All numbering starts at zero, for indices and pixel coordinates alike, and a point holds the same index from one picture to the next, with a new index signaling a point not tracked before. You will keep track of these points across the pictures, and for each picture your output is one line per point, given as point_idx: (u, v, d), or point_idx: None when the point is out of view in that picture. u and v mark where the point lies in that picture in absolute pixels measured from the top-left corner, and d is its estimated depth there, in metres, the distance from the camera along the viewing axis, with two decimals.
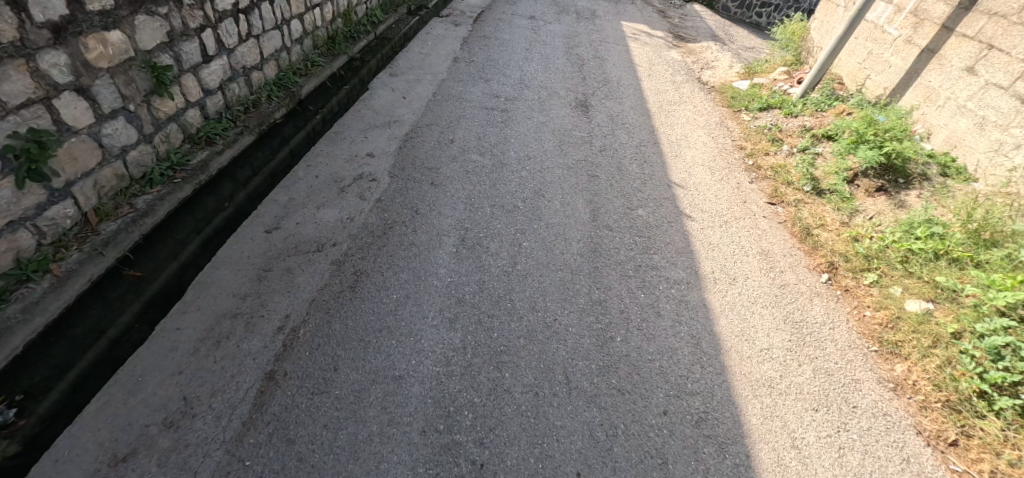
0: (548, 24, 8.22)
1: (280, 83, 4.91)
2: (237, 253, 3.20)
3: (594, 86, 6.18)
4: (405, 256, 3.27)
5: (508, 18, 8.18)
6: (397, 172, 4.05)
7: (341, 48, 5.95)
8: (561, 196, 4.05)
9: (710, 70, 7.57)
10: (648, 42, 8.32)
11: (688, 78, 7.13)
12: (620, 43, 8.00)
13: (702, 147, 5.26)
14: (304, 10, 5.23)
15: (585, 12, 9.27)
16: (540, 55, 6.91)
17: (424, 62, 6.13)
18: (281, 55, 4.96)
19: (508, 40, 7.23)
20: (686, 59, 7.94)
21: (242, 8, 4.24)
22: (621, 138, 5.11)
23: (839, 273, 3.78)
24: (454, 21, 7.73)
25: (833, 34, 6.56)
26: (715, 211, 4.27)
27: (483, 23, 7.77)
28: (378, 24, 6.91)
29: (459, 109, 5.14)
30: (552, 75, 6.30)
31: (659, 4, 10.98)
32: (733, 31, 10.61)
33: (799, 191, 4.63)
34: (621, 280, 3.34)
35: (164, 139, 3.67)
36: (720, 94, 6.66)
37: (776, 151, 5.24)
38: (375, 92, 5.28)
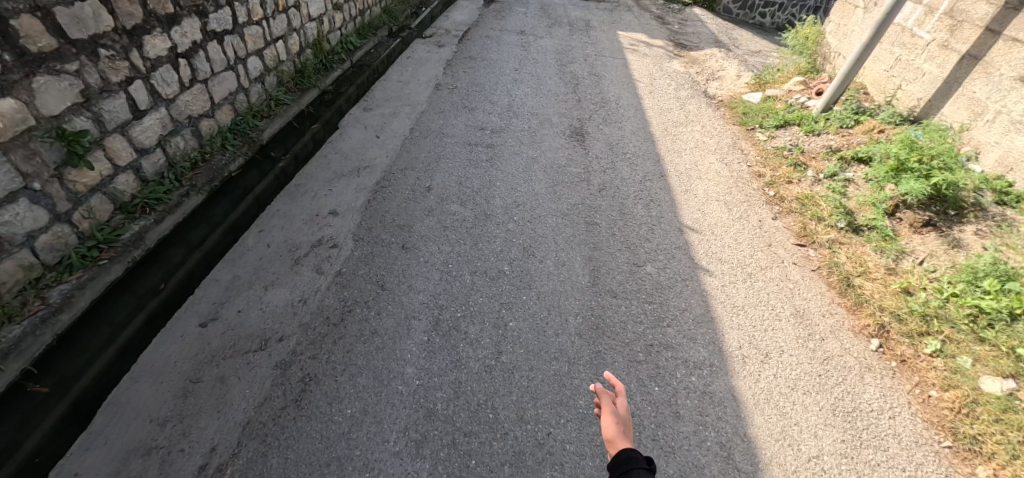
0: (539, 40, 7.66)
1: (236, 130, 4.39)
2: (163, 358, 2.64)
3: (591, 108, 5.58)
4: (365, 351, 2.70)
5: (496, 36, 7.63)
6: (363, 234, 3.48)
7: (310, 82, 5.42)
8: (555, 253, 3.45)
9: (718, 83, 6.94)
10: (648, 53, 7.73)
11: (694, 92, 6.52)
12: (618, 56, 7.40)
13: (715, 176, 4.65)
14: (263, 45, 4.71)
15: (579, 23, 8.70)
16: (530, 75, 6.33)
17: (402, 92, 5.57)
18: (236, 97, 4.43)
19: (495, 61, 6.67)
20: (690, 70, 7.32)
21: (182, 51, 3.72)
22: (622, 171, 4.51)
23: (892, 338, 3.17)
24: (437, 42, 7.19)
25: (854, 38, 5.93)
26: (737, 260, 3.66)
27: (469, 43, 7.22)
28: (353, 51, 6.38)
29: (438, 147, 4.57)
30: (544, 98, 5.72)
31: (658, 10, 10.40)
32: (738, 35, 9.99)
33: (832, 228, 4.00)
34: (629, 369, 2.75)
35: (87, 214, 3.14)
36: (730, 110, 6.05)
37: (800, 178, 4.61)
38: (344, 132, 4.73)
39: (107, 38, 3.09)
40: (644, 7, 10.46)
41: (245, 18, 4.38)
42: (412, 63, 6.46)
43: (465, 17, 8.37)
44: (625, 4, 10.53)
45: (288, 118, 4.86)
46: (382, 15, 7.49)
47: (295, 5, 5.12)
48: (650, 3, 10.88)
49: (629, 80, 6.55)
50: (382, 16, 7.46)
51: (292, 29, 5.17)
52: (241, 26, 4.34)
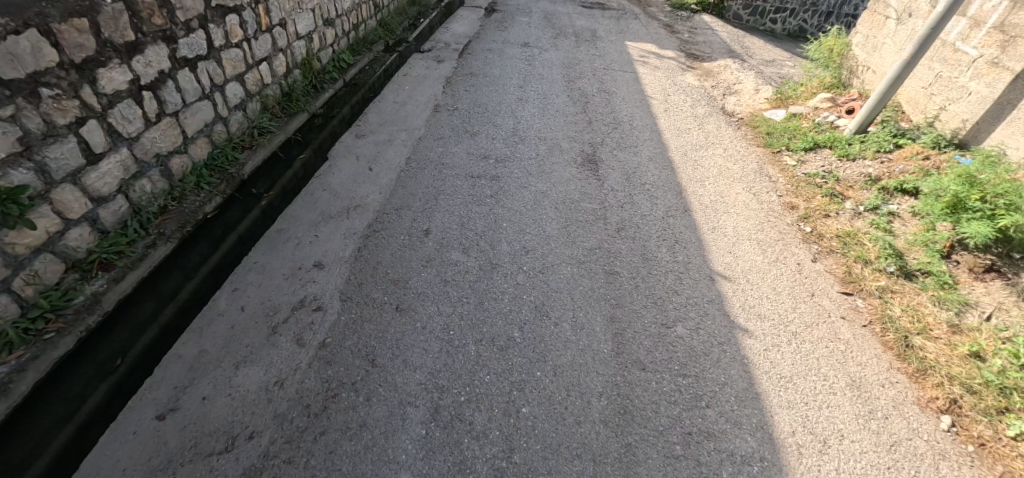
0: (544, 53, 7.23)
1: (214, 165, 3.96)
2: (108, 465, 2.21)
3: (602, 131, 5.14)
4: (351, 451, 2.27)
5: (498, 49, 7.20)
6: (351, 293, 3.06)
7: (299, 106, 5.00)
8: (572, 313, 3.01)
9: (736, 98, 6.50)
10: (659, 66, 7.29)
11: (711, 110, 6.08)
12: (628, 70, 6.96)
13: (744, 209, 4.21)
14: (244, 69, 4.27)
15: (585, 34, 8.26)
16: (536, 93, 5.89)
17: (398, 115, 5.13)
18: (213, 128, 4.00)
19: (498, 77, 6.23)
20: (705, 85, 6.88)
21: (146, 83, 3.29)
22: (641, 205, 4.07)
23: (966, 414, 2.73)
24: (436, 57, 6.76)
25: (886, 52, 5.47)
26: (779, 316, 3.21)
27: (470, 58, 6.79)
28: (346, 69, 5.96)
29: (437, 181, 4.13)
30: (551, 120, 5.28)
31: (666, 18, 9.97)
32: (751, 43, 9.55)
33: (881, 272, 3.55)
34: (666, 469, 2.32)
35: (30, 279, 2.71)
36: (752, 129, 5.60)
37: (838, 211, 4.17)
38: (334, 164, 4.30)
39: (51, 75, 2.67)
40: (651, 15, 10.03)
41: (222, 41, 3.94)
42: (409, 81, 6.02)
43: (465, 29, 7.95)
44: (631, 12, 10.10)
45: (273, 148, 4.44)
46: (377, 29, 7.07)
47: (280, 23, 4.70)
48: (658, 11, 10.45)
49: (642, 97, 6.11)
50: (377, 30, 7.03)
51: (278, 49, 4.75)
52: (218, 50, 3.91)
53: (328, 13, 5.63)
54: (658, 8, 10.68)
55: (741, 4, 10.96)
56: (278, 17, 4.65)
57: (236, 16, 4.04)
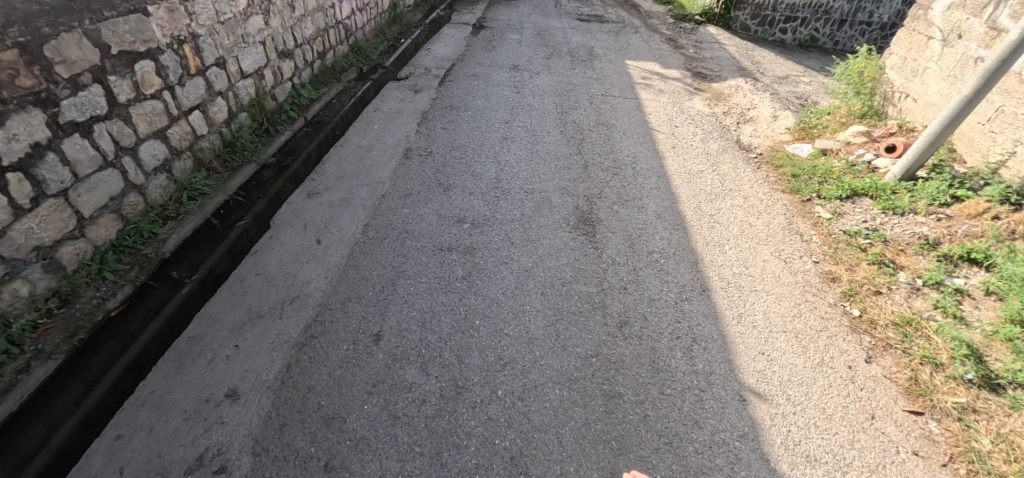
0: (535, 78, 6.49)
1: (124, 246, 3.25)
2: None
3: (600, 178, 4.39)
4: None
5: (484, 74, 6.47)
6: (269, 443, 2.34)
7: (244, 158, 4.28)
8: (559, 468, 2.27)
9: (752, 128, 5.73)
10: (663, 89, 6.53)
11: (726, 143, 5.31)
12: (629, 96, 6.20)
13: (774, 283, 3.45)
14: (166, 123, 3.55)
15: (581, 53, 7.53)
16: (525, 130, 5.14)
17: (359, 165, 4.39)
18: (123, 201, 3.29)
19: (481, 110, 5.48)
20: (716, 112, 6.11)
21: (12, 162, 2.58)
22: (649, 283, 3.30)
23: None
24: (413, 86, 6.02)
25: (931, 78, 4.70)
26: (833, 455, 2.46)
27: (451, 86, 6.06)
28: (308, 106, 5.23)
29: (398, 256, 3.38)
30: (541, 165, 4.53)
31: (669, 31, 9.24)
32: (761, 58, 8.80)
33: (958, 380, 2.79)
34: None
35: None
36: (775, 169, 4.84)
37: (891, 285, 3.42)
38: (276, 236, 3.57)
39: None
40: (652, 29, 9.30)
41: (131, 94, 3.22)
42: (379, 116, 5.28)
43: (449, 51, 7.22)
44: (631, 25, 9.39)
45: (206, 215, 3.73)
46: (348, 55, 6.34)
47: (217, 63, 3.98)
48: (659, 23, 9.73)
49: (645, 129, 5.35)
50: (348, 56, 6.31)
51: (215, 93, 4.02)
52: (125, 106, 3.19)
53: (283, 43, 4.90)
54: (659, 20, 9.97)
55: (749, 14, 10.17)
56: (213, 56, 3.93)
57: (150, 63, 3.33)
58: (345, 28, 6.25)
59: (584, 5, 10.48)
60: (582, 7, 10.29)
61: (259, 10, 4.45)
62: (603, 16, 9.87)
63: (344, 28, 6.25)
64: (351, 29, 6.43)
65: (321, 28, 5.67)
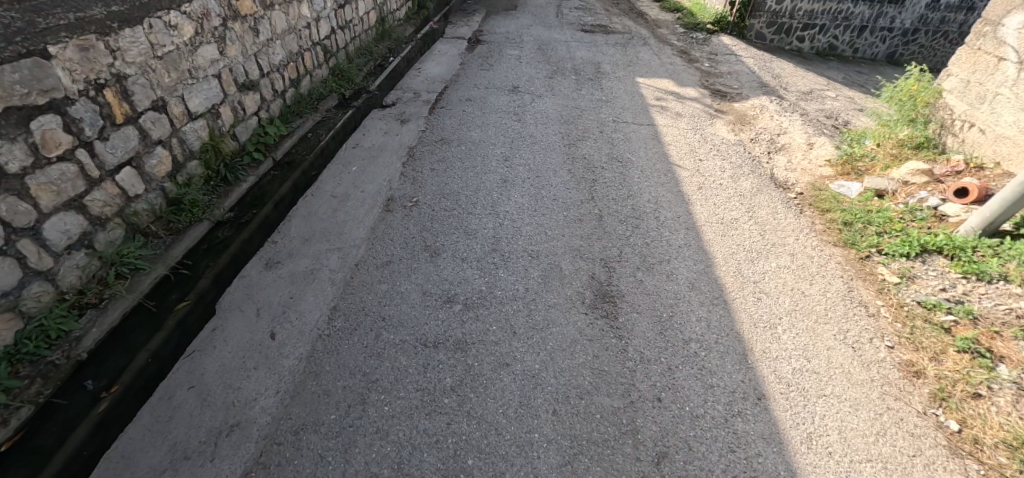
0: (538, 101, 5.78)
1: (23, 354, 2.53)
2: None
3: (618, 233, 3.68)
4: None
5: (480, 99, 5.76)
6: None
7: (193, 218, 3.59)
8: None
9: (787, 159, 5.02)
10: (681, 112, 5.83)
11: (762, 181, 4.59)
12: (644, 122, 5.49)
13: (845, 382, 2.75)
14: (83, 188, 2.87)
15: (587, 70, 6.84)
16: (528, 168, 4.42)
17: (330, 221, 3.67)
18: (22, 293, 2.61)
19: (477, 144, 4.76)
20: (744, 139, 5.39)
21: None
22: (688, 390, 2.60)
23: None
24: (399, 114, 5.31)
25: (1005, 107, 3.99)
26: None
27: (443, 114, 5.35)
28: (276, 145, 4.54)
29: (372, 357, 2.68)
30: (547, 215, 3.80)
31: (680, 42, 8.54)
32: (781, 71, 8.10)
33: None
34: None
35: None
36: (821, 214, 4.14)
37: (992, 384, 2.71)
38: (221, 328, 2.87)
39: None
40: (662, 40, 8.62)
41: (27, 160, 2.54)
42: (358, 154, 4.56)
43: (441, 70, 6.53)
44: (639, 36, 8.70)
45: (138, 298, 3.02)
46: (328, 79, 5.65)
47: (154, 107, 3.29)
48: (668, 33, 9.04)
49: (666, 164, 4.64)
50: (326, 81, 5.61)
51: (153, 143, 3.33)
52: (18, 175, 2.50)
53: (245, 74, 4.21)
54: (669, 30, 9.29)
55: (765, 22, 9.40)
56: (147, 99, 3.24)
57: (55, 117, 2.64)
58: (323, 49, 5.55)
59: (587, 14, 9.81)
60: (585, 17, 9.62)
61: (212, 38, 3.77)
62: (608, 26, 9.20)
63: (323, 49, 5.55)
64: (330, 49, 5.73)
65: (293, 52, 4.97)
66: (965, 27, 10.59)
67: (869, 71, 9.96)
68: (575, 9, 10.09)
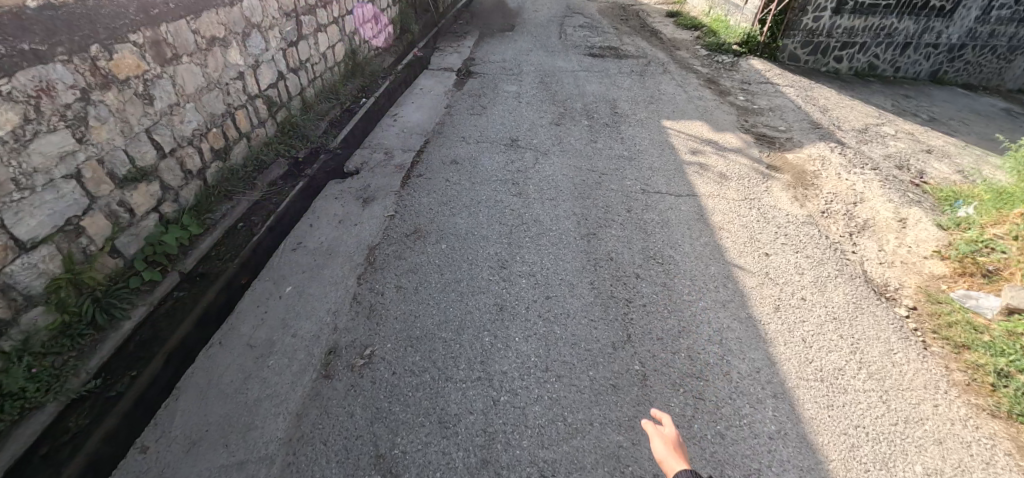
0: (543, 161, 4.52)
1: None
2: None
3: (672, 412, 2.43)
4: None
5: (469, 158, 4.50)
6: None
7: (26, 405, 2.35)
8: None
9: (880, 248, 3.74)
10: (725, 171, 4.58)
11: (857, 289, 3.32)
12: (682, 190, 4.21)
13: None
14: None
15: (600, 111, 5.61)
16: (534, 280, 3.13)
17: (235, 402, 2.42)
18: None
19: (465, 236, 3.49)
20: (813, 213, 4.10)
21: None
22: None
23: None
24: (362, 188, 4.06)
25: None
26: None
27: (419, 186, 4.08)
28: (184, 252, 3.32)
29: None
30: (563, 380, 2.53)
31: (705, 68, 7.32)
32: (826, 102, 6.87)
33: None
34: None
35: None
36: (956, 354, 2.90)
37: None
38: None
39: None
40: (683, 65, 7.39)
41: None
42: (297, 260, 3.32)
43: (421, 117, 5.29)
44: (656, 61, 7.48)
45: None
46: (272, 140, 4.41)
47: None
48: (689, 56, 7.82)
49: (723, 264, 3.37)
50: (270, 143, 4.38)
51: None
52: None
53: (130, 161, 2.99)
54: (689, 51, 8.05)
55: (799, 42, 7.94)
56: None
57: None
58: (265, 102, 4.31)
59: (594, 34, 8.60)
60: (592, 38, 8.39)
61: (60, 121, 2.54)
62: (619, 49, 7.97)
63: (265, 101, 4.31)
64: (276, 100, 4.49)
65: (217, 114, 3.74)
66: (1016, 40, 9.43)
67: (915, 92, 8.75)
68: (580, 28, 8.87)
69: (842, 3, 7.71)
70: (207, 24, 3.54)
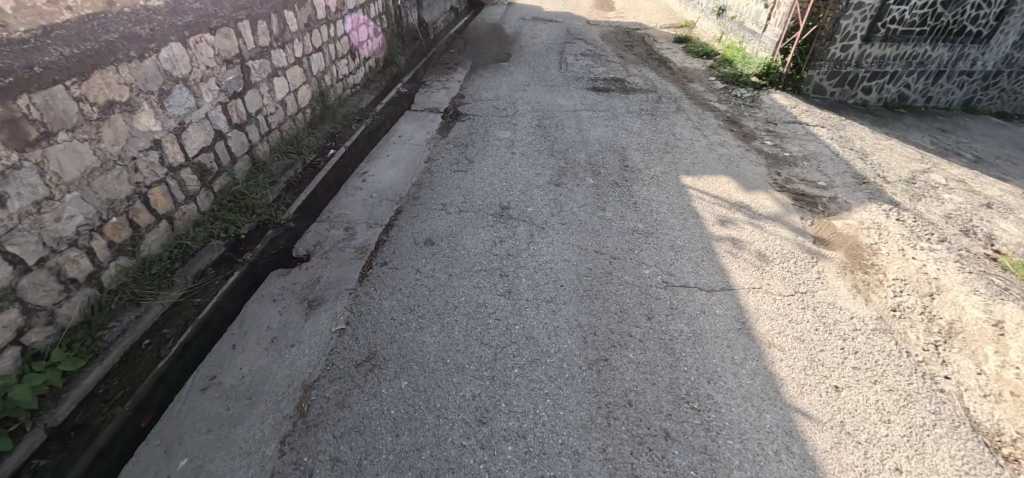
0: (539, 238, 3.66)
1: None
2: None
3: None
4: None
5: (448, 237, 3.65)
6: None
7: None
8: None
9: (981, 372, 2.87)
10: (764, 249, 3.73)
11: (965, 447, 2.46)
12: (715, 280, 3.35)
13: None
14: None
15: (608, 164, 4.77)
16: (524, 447, 2.29)
17: None
18: None
19: (435, 367, 2.64)
20: (885, 314, 3.23)
21: None
22: None
23: None
24: (310, 285, 3.21)
25: None
26: None
27: (383, 280, 3.22)
28: (54, 398, 2.48)
29: None
30: None
31: (722, 104, 6.50)
32: (863, 143, 6.03)
33: None
34: None
35: None
36: None
37: None
38: None
39: None
40: (698, 101, 6.59)
41: None
42: (207, 410, 2.46)
43: (396, 175, 4.44)
44: (667, 96, 6.68)
45: None
46: (206, 216, 3.56)
47: None
48: (703, 89, 7.03)
49: (782, 410, 2.50)
50: (203, 221, 3.53)
51: None
52: None
53: None
54: (703, 83, 7.25)
55: (825, 72, 7.05)
56: None
57: None
58: (196, 171, 3.47)
59: (597, 64, 7.82)
60: (595, 69, 7.61)
61: None
62: (625, 82, 7.18)
63: (196, 171, 3.47)
64: (214, 165, 3.66)
65: (118, 199, 2.91)
66: None
67: (952, 125, 7.90)
68: (582, 57, 8.11)
69: (873, 31, 6.84)
70: (100, 87, 2.71)
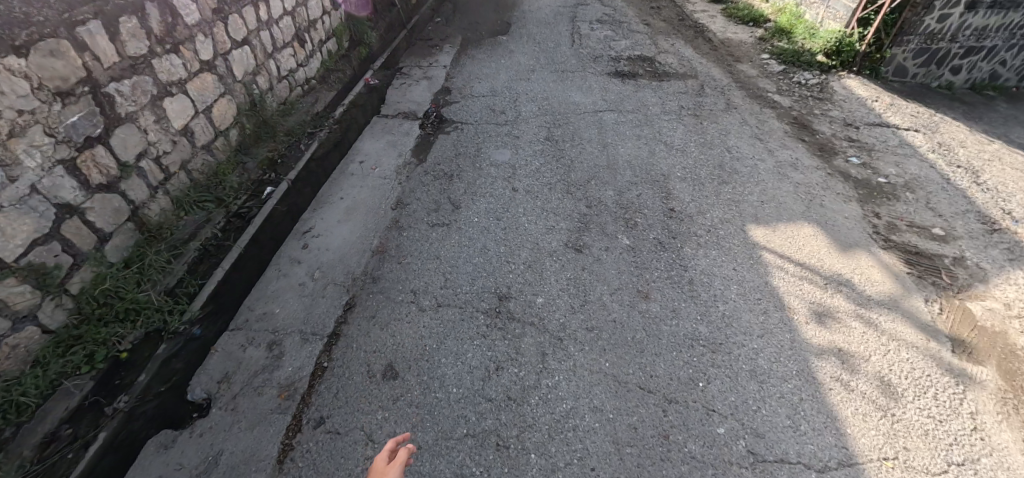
0: (556, 359, 2.46)
1: None
2: None
3: None
4: None
5: (419, 361, 2.45)
6: None
7: None
8: None
9: None
10: (884, 369, 2.55)
11: None
12: (825, 448, 2.20)
13: None
14: None
15: (645, 205, 3.48)
16: None
17: None
18: None
19: None
20: None
21: None
22: None
23: None
24: (204, 469, 2.09)
25: None
26: None
27: (315, 463, 2.10)
28: None
29: None
30: None
31: (783, 97, 5.08)
32: (969, 151, 4.66)
33: None
34: None
35: None
36: None
37: None
38: None
39: None
40: (751, 91, 5.16)
41: None
42: None
43: (350, 235, 3.17)
44: (712, 85, 5.23)
45: None
46: (57, 338, 2.39)
47: None
48: (755, 73, 5.56)
49: None
50: (53, 347, 2.36)
51: None
52: None
53: None
54: (754, 64, 5.75)
55: (913, 49, 5.54)
56: None
57: None
58: (31, 277, 2.28)
59: (619, 35, 6.27)
60: (616, 43, 6.08)
61: None
62: (656, 62, 5.69)
63: (29, 276, 2.28)
64: (64, 256, 2.44)
65: None
66: None
67: None
68: (599, 25, 6.53)
69: None
70: None
